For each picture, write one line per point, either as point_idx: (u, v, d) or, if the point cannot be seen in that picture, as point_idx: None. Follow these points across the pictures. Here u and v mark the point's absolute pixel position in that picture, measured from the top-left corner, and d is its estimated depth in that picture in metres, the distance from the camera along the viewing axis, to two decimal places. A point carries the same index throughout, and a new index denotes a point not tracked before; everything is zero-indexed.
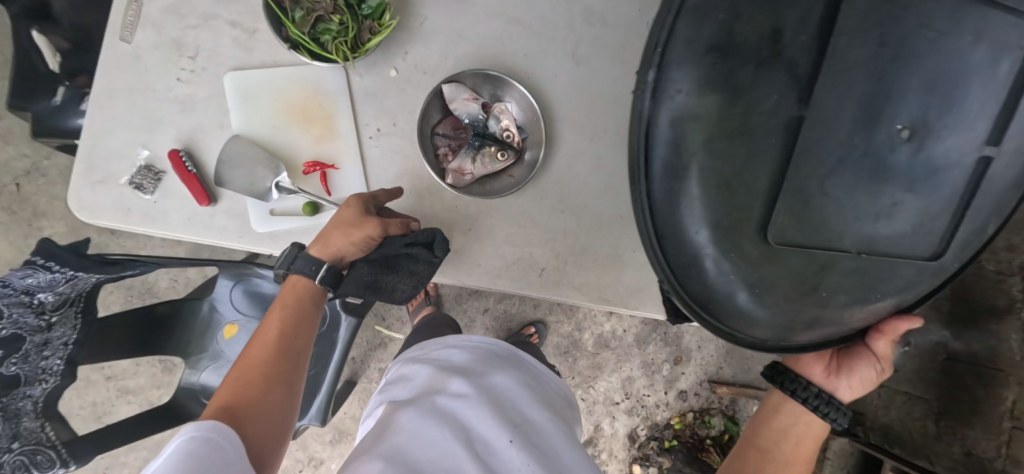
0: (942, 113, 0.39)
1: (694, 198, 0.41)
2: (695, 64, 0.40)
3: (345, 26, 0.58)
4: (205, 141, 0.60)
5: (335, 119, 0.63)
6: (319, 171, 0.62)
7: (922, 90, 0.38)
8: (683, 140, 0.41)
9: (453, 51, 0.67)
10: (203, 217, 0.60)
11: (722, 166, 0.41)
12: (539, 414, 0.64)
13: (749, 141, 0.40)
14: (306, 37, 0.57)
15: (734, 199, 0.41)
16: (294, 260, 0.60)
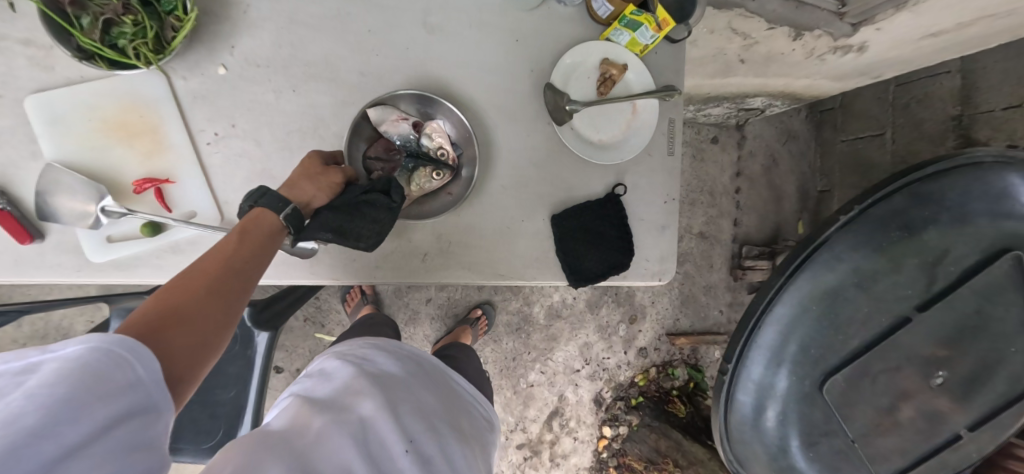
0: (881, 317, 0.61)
1: (761, 401, 0.64)
2: (819, 281, 0.59)
3: (140, 25, 0.53)
4: (19, 175, 0.56)
5: (162, 130, 0.58)
6: (153, 188, 0.58)
7: (848, 322, 0.62)
8: (772, 379, 0.63)
9: (286, 37, 0.62)
10: (32, 257, 0.56)
11: (808, 356, 0.62)
12: (447, 428, 0.58)
13: (820, 349, 0.62)
14: (99, 44, 0.52)
15: (814, 370, 0.63)
16: (262, 195, 0.55)
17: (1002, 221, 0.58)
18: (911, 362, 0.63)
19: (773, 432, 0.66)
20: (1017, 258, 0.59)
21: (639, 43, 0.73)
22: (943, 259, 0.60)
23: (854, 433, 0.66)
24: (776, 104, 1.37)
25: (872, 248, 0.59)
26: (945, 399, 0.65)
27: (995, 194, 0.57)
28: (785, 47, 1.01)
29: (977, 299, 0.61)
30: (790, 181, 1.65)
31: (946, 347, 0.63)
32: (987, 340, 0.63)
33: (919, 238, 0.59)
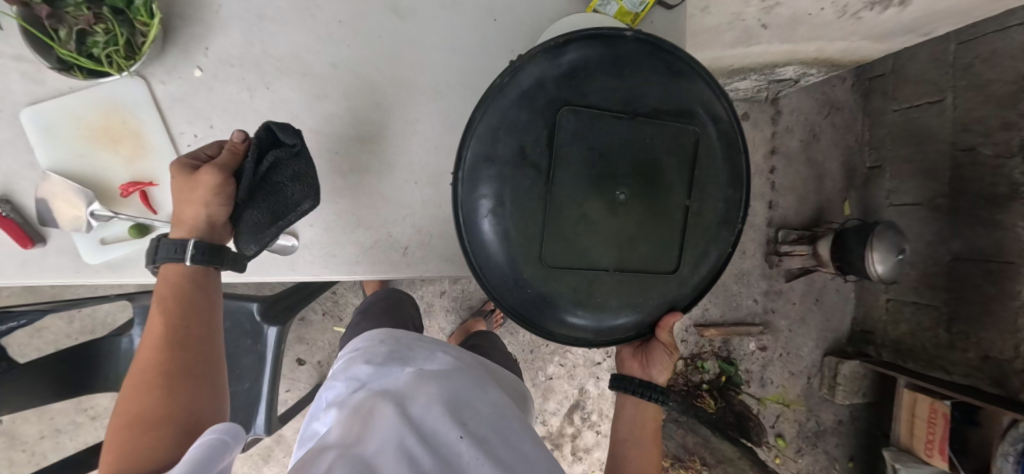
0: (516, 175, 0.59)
1: (541, 295, 0.63)
2: (488, 191, 0.60)
3: (112, 34, 0.55)
4: (20, 184, 0.59)
5: (143, 135, 0.60)
6: (138, 192, 0.60)
7: (529, 186, 0.60)
8: (525, 278, 0.62)
9: (257, 34, 0.63)
10: (36, 260, 0.60)
11: (528, 240, 0.61)
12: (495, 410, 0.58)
13: (528, 229, 0.61)
14: (76, 54, 0.55)
15: (554, 257, 0.62)
16: (156, 250, 0.55)
17: (566, 83, 0.60)
18: (592, 207, 0.62)
19: (587, 327, 0.64)
20: (573, 110, 0.60)
21: (629, 13, 0.69)
22: (525, 137, 0.60)
23: (612, 266, 0.63)
24: (812, 72, 1.24)
25: (504, 147, 0.59)
26: (649, 216, 0.63)
27: (567, 76, 0.60)
28: (811, 6, 0.91)
29: (583, 140, 0.61)
30: (835, 157, 1.55)
31: (608, 177, 0.62)
32: (648, 157, 0.62)
33: (511, 127, 0.59)
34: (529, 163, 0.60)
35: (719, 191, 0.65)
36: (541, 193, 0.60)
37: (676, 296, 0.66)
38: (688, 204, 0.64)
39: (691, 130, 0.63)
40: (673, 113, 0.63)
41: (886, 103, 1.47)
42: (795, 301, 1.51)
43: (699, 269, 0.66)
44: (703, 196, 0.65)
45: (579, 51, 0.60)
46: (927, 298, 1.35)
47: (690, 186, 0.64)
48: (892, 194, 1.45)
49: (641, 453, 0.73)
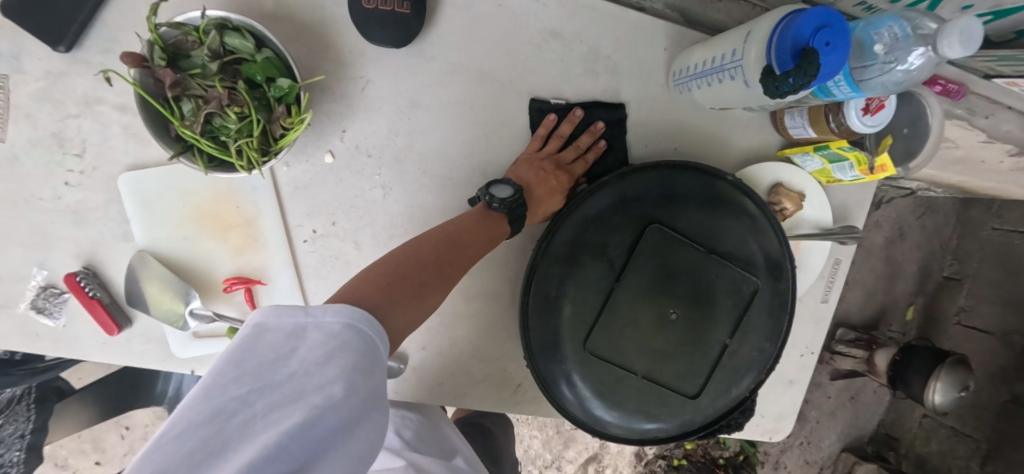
0: (580, 255, 0.53)
1: (567, 382, 0.54)
2: (548, 268, 0.52)
3: (247, 119, 0.44)
4: (110, 255, 0.51)
5: (257, 223, 0.51)
6: (243, 289, 0.51)
7: (593, 267, 0.53)
8: (555, 357, 0.54)
9: (403, 122, 0.52)
10: (118, 342, 0.52)
11: (573, 323, 0.53)
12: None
13: (578, 309, 0.53)
14: (199, 137, 0.44)
15: (595, 346, 0.54)
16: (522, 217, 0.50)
17: (663, 189, 0.54)
18: (640, 315, 0.54)
19: (595, 425, 0.56)
20: (660, 226, 0.53)
21: (832, 175, 0.58)
22: (609, 236, 0.53)
23: (643, 372, 0.55)
24: (935, 190, 1.12)
25: (576, 229, 0.52)
26: (691, 341, 0.55)
27: (660, 186, 0.54)
28: (993, 157, 0.79)
29: (657, 252, 0.53)
30: (913, 259, 1.45)
31: (664, 292, 0.54)
32: (724, 282, 0.55)
33: (591, 221, 0.52)
34: (596, 254, 0.53)
35: (763, 341, 0.57)
36: (599, 284, 0.53)
37: (691, 425, 0.57)
38: (727, 343, 0.56)
39: (750, 281, 0.55)
40: (739, 254, 0.56)
41: (986, 218, 1.34)
42: (831, 395, 1.49)
43: (718, 410, 0.58)
44: (744, 338, 0.57)
45: (683, 185, 0.54)
46: (968, 428, 1.32)
47: (736, 323, 0.56)
48: (962, 315, 1.37)
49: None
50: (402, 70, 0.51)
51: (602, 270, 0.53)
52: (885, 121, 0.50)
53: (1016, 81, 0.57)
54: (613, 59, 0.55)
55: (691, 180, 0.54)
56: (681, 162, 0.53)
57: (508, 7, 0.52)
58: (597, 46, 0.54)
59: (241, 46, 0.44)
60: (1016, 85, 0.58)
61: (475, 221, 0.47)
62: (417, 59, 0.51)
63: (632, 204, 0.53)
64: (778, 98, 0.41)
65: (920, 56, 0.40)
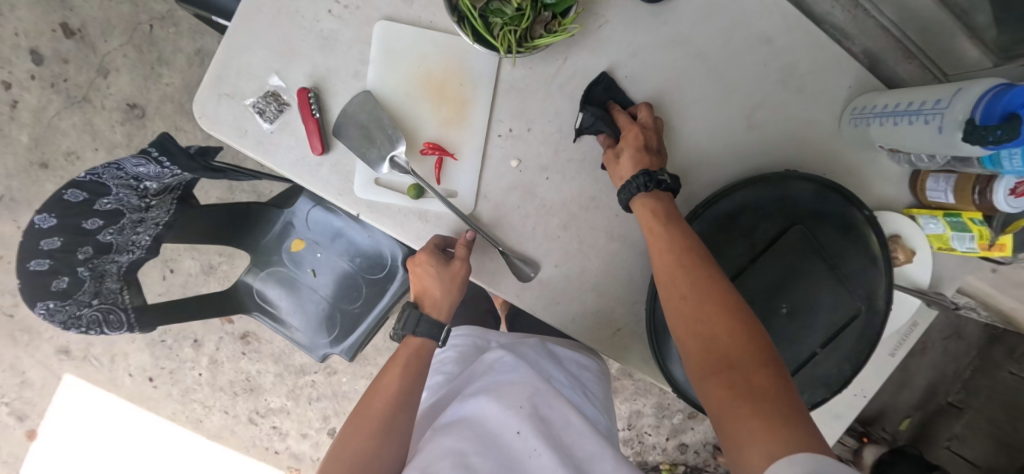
0: (723, 232, 0.60)
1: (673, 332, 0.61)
2: (697, 232, 0.59)
3: (521, 13, 0.50)
4: (337, 87, 0.56)
5: (469, 106, 0.57)
6: (436, 157, 0.57)
7: (732, 246, 0.60)
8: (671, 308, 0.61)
9: (618, 67, 0.59)
10: (310, 163, 0.58)
11: None
12: (541, 380, 0.59)
13: None
14: (476, 14, 0.50)
15: None
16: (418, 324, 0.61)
17: (806, 202, 0.60)
18: (756, 300, 0.60)
19: (681, 381, 0.63)
20: (799, 229, 0.60)
21: (948, 242, 0.65)
22: (757, 223, 0.60)
23: None
24: (980, 311, 1.14)
25: (728, 211, 0.60)
26: (789, 339, 0.62)
27: (805, 200, 0.60)
28: None
29: (790, 252, 0.60)
30: (924, 376, 1.52)
31: (782, 291, 0.60)
32: (832, 299, 0.62)
33: (746, 206, 0.60)
34: (741, 236, 0.60)
35: (844, 363, 0.63)
36: (731, 261, 0.60)
37: None
38: (816, 351, 0.62)
39: (854, 305, 0.62)
40: (855, 283, 0.62)
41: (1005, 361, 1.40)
42: None
43: None
44: (831, 354, 0.63)
45: (830, 205, 0.60)
46: None
47: (829, 337, 0.62)
48: (953, 441, 1.41)
49: (674, 265, 0.50)
50: (635, 24, 0.59)
51: (738, 251, 0.60)
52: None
53: None
54: (805, 79, 0.62)
55: (824, 202, 0.60)
56: (830, 181, 0.60)
57: (739, 3, 0.59)
58: (796, 63, 0.61)
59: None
60: None
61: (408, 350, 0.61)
62: (652, 18, 0.59)
63: (783, 203, 0.60)
64: (975, 145, 0.48)
65: None
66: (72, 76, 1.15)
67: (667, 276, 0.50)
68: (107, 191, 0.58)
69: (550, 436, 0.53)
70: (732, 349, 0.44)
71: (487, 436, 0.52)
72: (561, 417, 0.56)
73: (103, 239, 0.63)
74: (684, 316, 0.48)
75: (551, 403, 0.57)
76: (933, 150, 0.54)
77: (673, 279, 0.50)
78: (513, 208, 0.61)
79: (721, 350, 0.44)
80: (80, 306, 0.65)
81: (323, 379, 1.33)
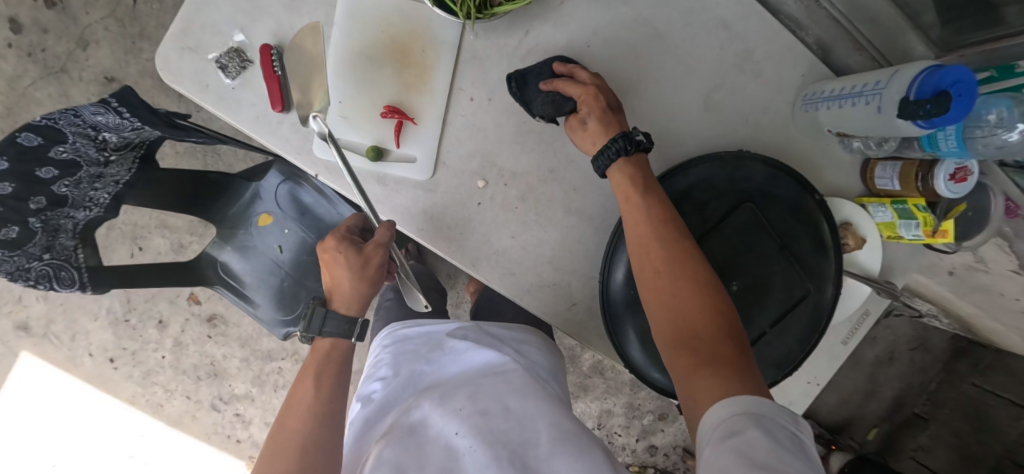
0: (677, 207, 0.61)
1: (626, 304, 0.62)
2: None
3: None
4: (301, 46, 0.57)
5: (431, 72, 0.58)
6: (396, 120, 0.58)
7: (685, 222, 0.61)
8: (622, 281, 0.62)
9: (579, 44, 0.61)
10: (271, 120, 0.58)
11: None
12: (483, 380, 0.60)
13: None
14: None
15: None
16: (325, 322, 0.64)
17: (756, 184, 0.62)
18: None
19: (632, 357, 0.63)
20: (750, 208, 0.61)
21: (896, 230, 0.66)
22: (711, 200, 0.61)
23: None
24: (941, 319, 1.16)
25: (681, 188, 0.61)
26: (739, 316, 0.63)
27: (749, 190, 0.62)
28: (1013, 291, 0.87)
29: (742, 230, 0.61)
30: (893, 387, 1.52)
31: (733, 268, 0.62)
32: (782, 279, 0.63)
33: (700, 183, 0.61)
34: (694, 213, 0.61)
35: (794, 344, 0.64)
36: (684, 236, 0.61)
37: None
38: (766, 331, 0.63)
39: (804, 286, 0.63)
40: (807, 264, 0.63)
41: None
42: None
43: None
44: (780, 334, 0.64)
45: (781, 186, 0.62)
46: None
47: (779, 316, 0.63)
48: (918, 451, 1.39)
49: (656, 257, 0.50)
50: (597, 2, 0.60)
51: (691, 227, 0.61)
52: (965, 192, 0.59)
53: None
54: (761, 66, 0.64)
55: (775, 185, 0.62)
56: (778, 160, 0.61)
57: None
58: (752, 49, 0.64)
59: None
60: None
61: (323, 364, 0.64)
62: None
63: (736, 183, 0.61)
64: (910, 120, 0.50)
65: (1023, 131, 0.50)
66: (50, 47, 1.15)
67: (651, 264, 0.50)
68: (63, 138, 0.57)
69: (485, 430, 0.52)
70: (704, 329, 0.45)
71: (427, 444, 0.53)
72: (500, 406, 0.55)
73: (58, 190, 0.62)
74: (662, 306, 0.49)
75: (489, 396, 0.57)
76: (875, 131, 0.56)
77: (655, 271, 0.50)
78: (471, 177, 0.61)
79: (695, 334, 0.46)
80: (29, 258, 0.64)
81: (290, 366, 1.31)
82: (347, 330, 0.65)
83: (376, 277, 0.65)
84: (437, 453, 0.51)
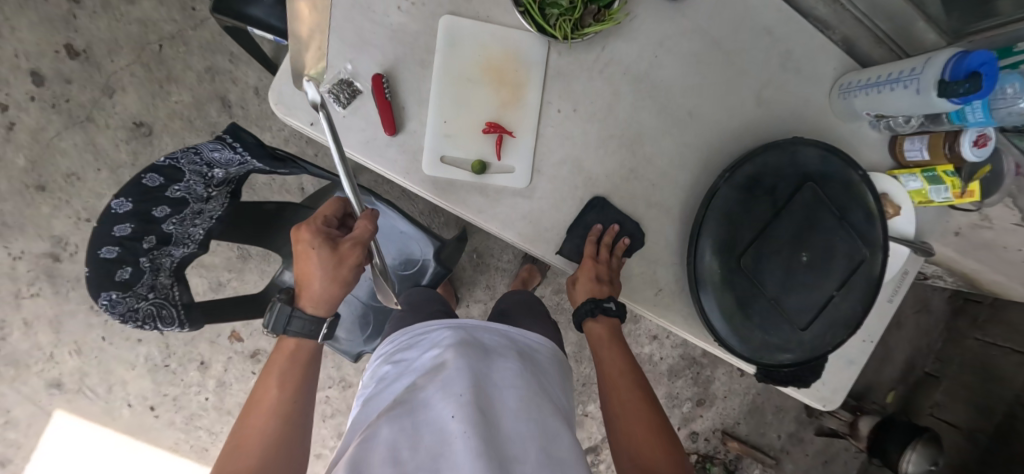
0: (749, 193, 0.68)
1: (712, 282, 0.69)
2: (727, 194, 0.68)
3: (573, 6, 0.59)
4: (406, 74, 0.62)
5: (524, 89, 0.64)
6: (497, 135, 0.63)
7: (757, 203, 0.69)
8: (708, 262, 0.69)
9: (648, 54, 0.68)
10: (381, 144, 0.62)
11: (733, 241, 0.68)
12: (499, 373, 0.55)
13: (740, 230, 0.68)
14: (535, 5, 0.59)
15: (743, 263, 0.69)
16: (290, 322, 0.63)
17: (807, 165, 0.69)
18: (781, 251, 0.69)
19: (721, 331, 0.69)
20: (811, 188, 0.69)
21: (926, 195, 0.76)
22: (776, 183, 0.69)
23: (771, 296, 0.70)
24: (945, 277, 1.28)
25: (749, 175, 0.68)
26: (810, 285, 0.70)
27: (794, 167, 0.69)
28: (1013, 243, 0.99)
29: (805, 207, 0.69)
30: (902, 350, 1.64)
31: (802, 241, 0.69)
32: (842, 247, 0.71)
33: (766, 169, 0.69)
34: (766, 197, 0.69)
35: (857, 304, 0.72)
36: (757, 218, 0.68)
37: (790, 352, 0.71)
38: (834, 295, 0.71)
39: (861, 251, 0.71)
40: (862, 233, 0.71)
41: (970, 328, 1.54)
42: (809, 454, 1.64)
43: (816, 351, 0.71)
44: (844, 297, 0.71)
45: (829, 163, 0.69)
46: None
47: (842, 281, 0.71)
48: (935, 408, 1.54)
49: (615, 386, 0.65)
50: (661, 18, 0.68)
51: (764, 211, 0.68)
52: (983, 156, 0.68)
53: None
54: (800, 62, 0.73)
55: (828, 162, 0.69)
56: (830, 144, 0.69)
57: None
58: (792, 49, 0.72)
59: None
60: None
61: (292, 360, 0.64)
62: (673, 13, 0.68)
63: (796, 166, 0.69)
64: (948, 98, 0.59)
65: None
66: (76, 97, 1.16)
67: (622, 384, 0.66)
68: (181, 176, 0.60)
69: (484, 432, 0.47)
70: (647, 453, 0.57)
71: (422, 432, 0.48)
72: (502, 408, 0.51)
73: (166, 229, 0.64)
74: (623, 432, 0.60)
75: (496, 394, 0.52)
76: (911, 111, 0.65)
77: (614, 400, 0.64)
78: (564, 181, 0.67)
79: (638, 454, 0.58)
80: (138, 298, 0.65)
81: (338, 394, 1.31)
82: (313, 330, 0.64)
83: (349, 279, 0.65)
84: (432, 442, 0.47)
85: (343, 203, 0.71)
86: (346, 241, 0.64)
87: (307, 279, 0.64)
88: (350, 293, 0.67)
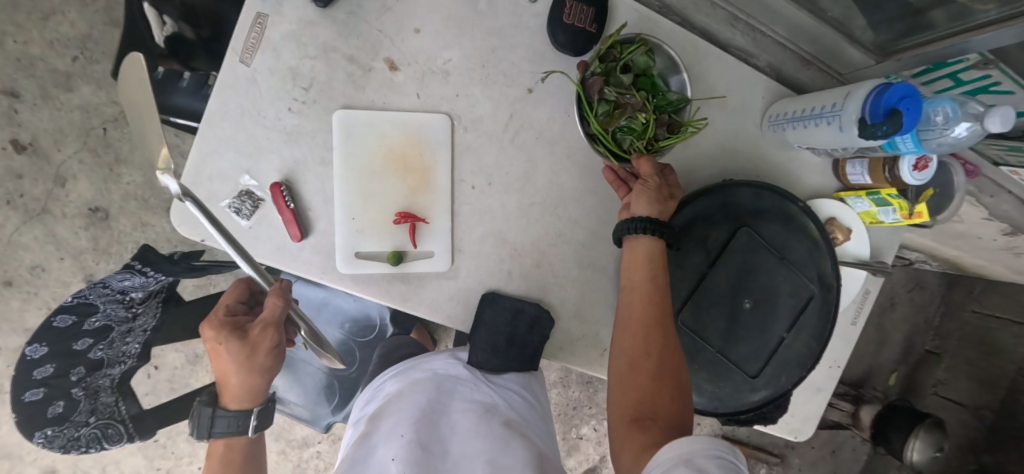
0: (683, 245, 0.66)
1: None
2: None
3: (646, 124, 0.60)
4: (307, 175, 0.60)
5: (432, 172, 0.62)
6: (409, 224, 0.61)
7: (689, 253, 0.67)
8: None
9: (560, 116, 0.66)
10: (291, 249, 0.61)
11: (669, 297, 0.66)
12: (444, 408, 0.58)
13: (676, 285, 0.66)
14: (608, 133, 0.61)
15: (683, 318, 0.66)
16: (212, 424, 0.61)
17: (735, 203, 0.67)
18: (721, 300, 0.67)
19: None
20: (746, 232, 0.67)
21: (876, 216, 0.72)
22: (709, 232, 0.67)
23: (717, 348, 0.67)
24: (929, 262, 1.24)
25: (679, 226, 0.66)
26: (756, 331, 0.68)
27: (723, 206, 0.67)
28: (988, 234, 0.94)
29: (740, 256, 0.67)
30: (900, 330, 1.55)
31: (742, 288, 0.67)
32: (786, 287, 0.68)
33: (695, 219, 0.66)
34: (701, 249, 0.67)
35: (812, 342, 0.68)
36: (692, 268, 0.66)
37: (747, 402, 0.67)
38: (784, 337, 0.68)
39: (809, 289, 0.67)
40: (804, 271, 0.68)
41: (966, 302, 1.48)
42: (814, 446, 1.61)
43: (774, 396, 0.68)
44: (798, 337, 0.68)
45: (770, 201, 0.67)
46: None
47: (792, 322, 0.68)
48: (940, 387, 1.47)
49: (634, 337, 0.55)
50: (568, 74, 0.65)
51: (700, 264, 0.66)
52: (926, 178, 0.63)
53: (1018, 170, 0.73)
54: (725, 97, 0.70)
55: (762, 196, 0.67)
56: (763, 183, 0.66)
57: (656, 42, 0.67)
58: (715, 85, 0.69)
59: (639, 65, 0.61)
60: (1017, 173, 0.74)
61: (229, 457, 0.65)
62: None
63: (729, 212, 0.67)
64: (869, 139, 0.55)
65: (969, 128, 0.54)
66: (28, 191, 1.16)
67: (643, 345, 0.55)
68: (94, 309, 0.59)
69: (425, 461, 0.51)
70: (664, 416, 0.51)
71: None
72: None
73: (93, 357, 0.63)
74: (631, 402, 0.53)
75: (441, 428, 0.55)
76: (840, 145, 0.61)
77: (626, 365, 0.55)
78: (488, 257, 0.65)
79: (648, 418, 0.51)
80: (77, 427, 0.65)
81: (329, 447, 1.32)
82: (242, 425, 0.63)
83: (268, 364, 0.61)
84: None
85: (248, 283, 0.65)
86: (255, 326, 0.59)
87: (223, 375, 0.60)
88: (275, 375, 0.63)
